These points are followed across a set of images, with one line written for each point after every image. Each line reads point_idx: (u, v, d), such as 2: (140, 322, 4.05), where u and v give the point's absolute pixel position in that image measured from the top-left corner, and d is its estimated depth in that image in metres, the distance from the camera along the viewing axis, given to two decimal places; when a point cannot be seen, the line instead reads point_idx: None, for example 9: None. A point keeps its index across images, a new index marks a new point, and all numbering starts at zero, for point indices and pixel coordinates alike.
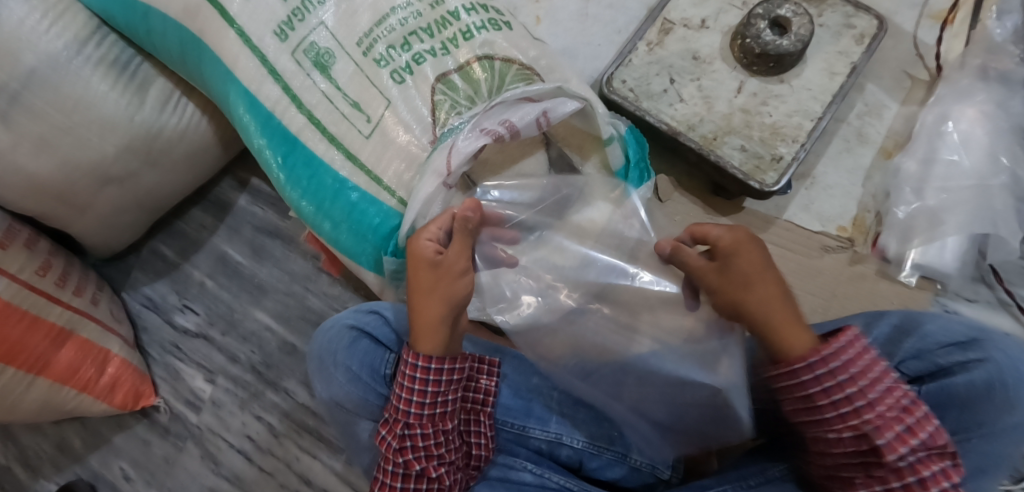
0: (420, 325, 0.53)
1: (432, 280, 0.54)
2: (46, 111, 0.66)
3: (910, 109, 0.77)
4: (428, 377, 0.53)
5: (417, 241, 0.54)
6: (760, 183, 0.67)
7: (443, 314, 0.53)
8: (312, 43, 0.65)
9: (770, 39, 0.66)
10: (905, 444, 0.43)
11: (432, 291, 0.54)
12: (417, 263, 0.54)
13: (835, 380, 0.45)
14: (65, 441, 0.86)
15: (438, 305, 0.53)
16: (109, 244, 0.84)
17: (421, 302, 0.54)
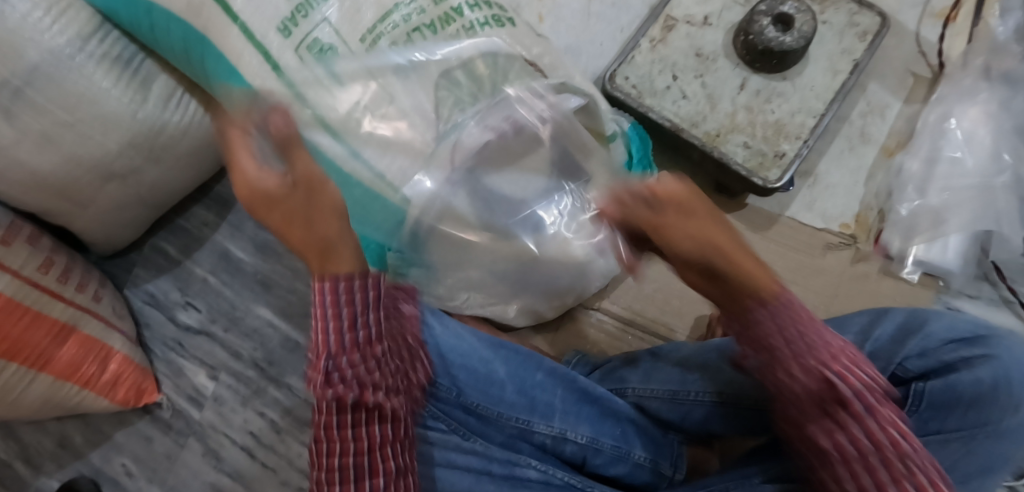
0: (315, 258, 0.43)
1: (295, 203, 0.43)
2: (49, 107, 0.66)
3: (913, 108, 0.77)
4: (343, 322, 0.42)
5: (255, 174, 0.43)
6: (764, 179, 0.67)
7: (322, 229, 0.43)
8: (315, 38, 0.64)
9: (774, 37, 0.65)
10: (875, 419, 0.40)
11: (315, 216, 0.43)
12: (266, 200, 0.43)
13: (789, 335, 0.42)
14: (66, 438, 0.86)
15: (336, 228, 0.44)
16: (110, 240, 0.84)
17: (304, 227, 0.43)
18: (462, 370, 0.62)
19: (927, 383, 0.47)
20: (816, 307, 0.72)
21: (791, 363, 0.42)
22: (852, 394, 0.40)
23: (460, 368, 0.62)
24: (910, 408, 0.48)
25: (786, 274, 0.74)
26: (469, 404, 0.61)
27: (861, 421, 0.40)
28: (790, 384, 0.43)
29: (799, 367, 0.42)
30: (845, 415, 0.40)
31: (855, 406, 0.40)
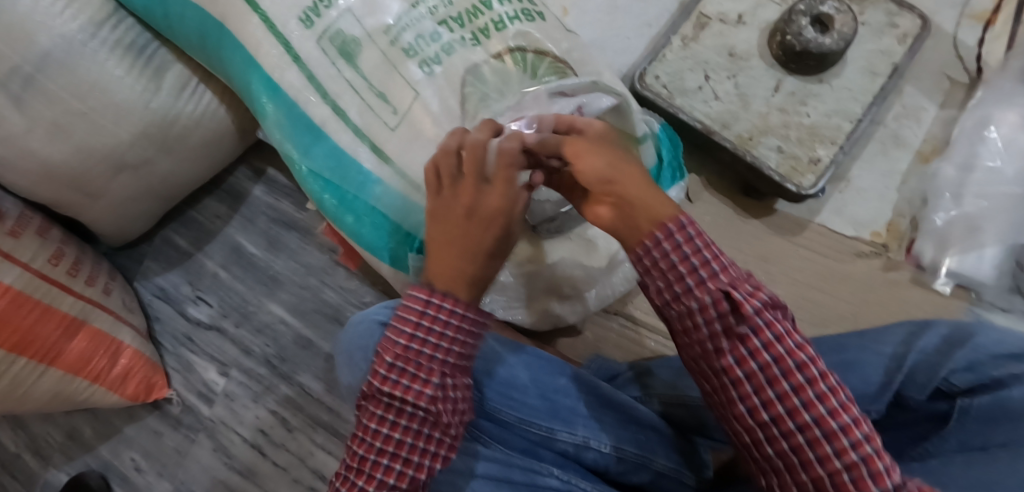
0: (442, 253, 0.48)
1: (480, 230, 0.47)
2: (60, 96, 0.64)
3: (949, 113, 0.74)
4: (440, 334, 0.46)
5: (502, 194, 0.47)
6: (797, 186, 0.65)
7: (484, 258, 0.48)
8: (338, 30, 0.62)
9: (812, 37, 0.63)
10: (782, 345, 0.38)
11: (478, 241, 0.48)
12: (481, 218, 0.47)
13: (681, 249, 0.40)
14: (75, 431, 0.85)
15: (488, 261, 0.48)
16: (121, 232, 0.82)
17: (460, 250, 0.48)
18: (484, 374, 0.61)
19: (973, 398, 0.44)
20: (844, 316, 0.71)
21: (677, 276, 0.40)
22: (747, 303, 0.37)
23: (481, 371, 0.61)
24: (954, 422, 0.45)
25: (816, 282, 0.72)
26: (491, 409, 0.59)
27: (760, 335, 0.38)
28: (676, 299, 0.40)
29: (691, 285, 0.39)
30: (736, 326, 0.38)
31: (754, 323, 0.38)
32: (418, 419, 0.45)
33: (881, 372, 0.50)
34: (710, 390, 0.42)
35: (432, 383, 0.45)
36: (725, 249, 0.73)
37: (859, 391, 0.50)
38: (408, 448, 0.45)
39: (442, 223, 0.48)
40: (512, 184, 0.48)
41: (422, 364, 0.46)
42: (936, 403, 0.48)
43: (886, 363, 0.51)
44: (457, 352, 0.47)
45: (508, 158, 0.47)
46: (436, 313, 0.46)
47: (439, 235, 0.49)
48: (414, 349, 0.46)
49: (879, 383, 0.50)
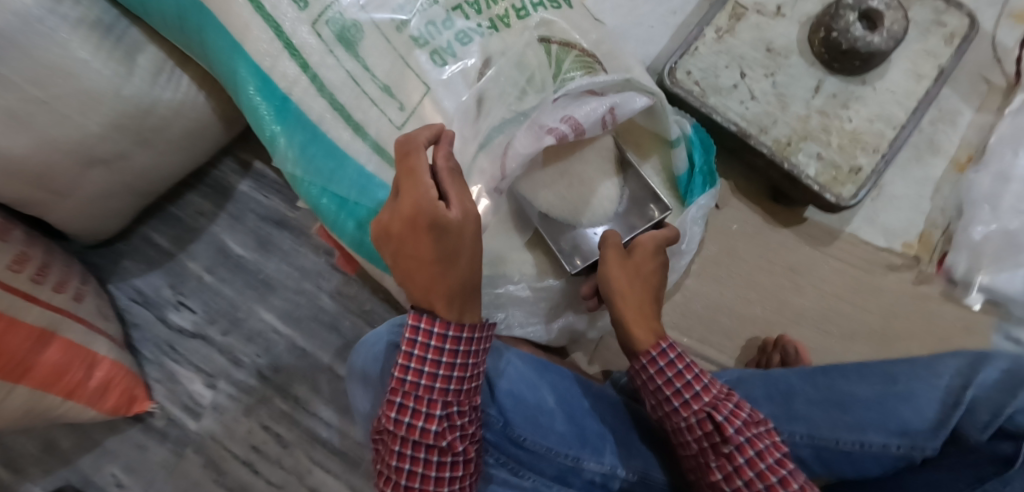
0: (410, 278, 0.44)
1: (411, 242, 0.42)
2: (17, 81, 0.55)
3: (985, 118, 0.70)
4: (434, 361, 0.44)
5: (410, 198, 0.42)
6: (836, 196, 0.60)
7: (433, 267, 0.43)
8: (337, 13, 0.56)
9: (860, 35, 0.58)
10: (764, 459, 0.43)
11: (416, 250, 0.42)
12: (398, 230, 0.43)
13: (668, 373, 0.48)
14: (51, 443, 0.79)
15: (446, 267, 0.43)
16: (93, 231, 0.75)
17: (411, 265, 0.43)
18: (509, 397, 0.56)
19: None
20: (873, 330, 0.68)
21: (670, 397, 0.47)
22: (727, 424, 0.44)
23: (507, 395, 0.56)
24: None
25: (846, 295, 0.69)
26: (515, 435, 0.54)
27: (743, 451, 0.44)
28: (672, 415, 0.48)
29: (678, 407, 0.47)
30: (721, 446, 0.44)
31: (734, 441, 0.44)
32: (431, 450, 0.44)
33: (936, 408, 0.48)
34: (702, 486, 0.48)
35: (437, 414, 0.44)
36: (754, 258, 0.69)
37: (913, 425, 0.48)
38: (432, 480, 0.44)
39: (387, 243, 0.44)
40: (418, 179, 0.42)
41: (421, 395, 0.44)
42: (998, 444, 0.44)
43: (942, 396, 0.48)
44: (459, 376, 0.45)
45: (416, 158, 0.42)
46: (427, 342, 0.44)
47: (396, 260, 0.45)
48: (412, 384, 0.44)
49: (934, 420, 0.48)
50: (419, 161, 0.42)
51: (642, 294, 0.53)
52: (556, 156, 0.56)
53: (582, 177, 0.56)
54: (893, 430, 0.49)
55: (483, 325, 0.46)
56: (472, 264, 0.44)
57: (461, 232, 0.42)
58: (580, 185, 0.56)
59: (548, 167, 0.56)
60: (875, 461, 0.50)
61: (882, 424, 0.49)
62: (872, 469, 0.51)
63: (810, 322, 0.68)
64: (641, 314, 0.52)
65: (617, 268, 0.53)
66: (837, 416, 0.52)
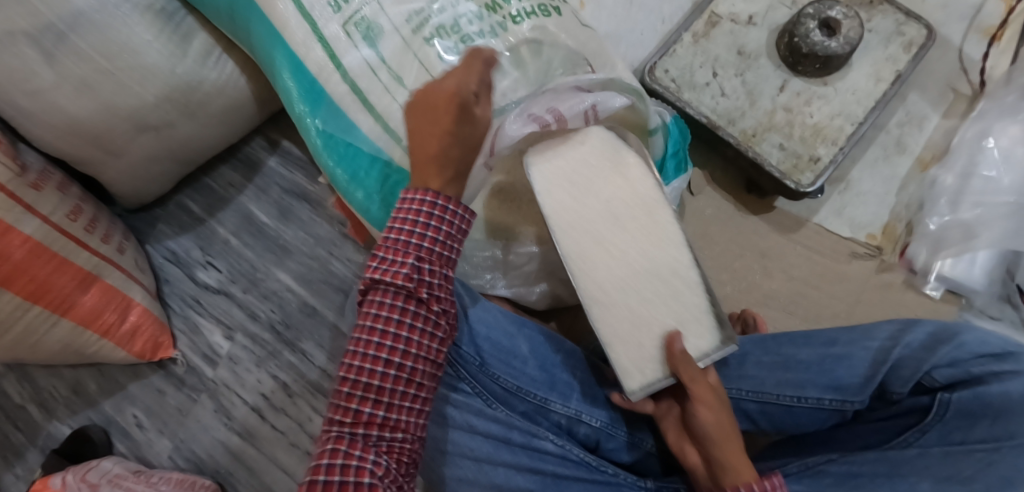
0: (417, 155, 0.49)
1: (437, 115, 0.49)
2: (89, 53, 0.65)
3: (950, 122, 0.76)
4: (413, 221, 0.47)
5: (456, 81, 0.49)
6: (797, 182, 0.66)
7: (444, 140, 0.49)
8: (363, 15, 0.64)
9: (819, 40, 0.65)
10: None
11: (434, 118, 0.49)
12: (433, 103, 0.50)
13: None
14: (81, 385, 0.87)
15: (452, 140, 0.49)
16: (137, 194, 0.84)
17: (424, 135, 0.49)
18: (487, 341, 0.60)
19: (954, 393, 0.47)
20: (838, 313, 0.72)
21: None
22: None
23: (484, 339, 0.60)
24: (936, 417, 0.47)
25: (812, 280, 0.74)
26: (491, 373, 0.60)
27: None
28: None
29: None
30: None
31: None
32: (402, 298, 0.46)
33: (867, 366, 0.53)
34: None
35: (409, 264, 0.46)
36: (725, 242, 0.76)
37: (845, 381, 0.54)
38: (401, 328, 0.46)
39: (418, 119, 0.50)
40: (470, 72, 0.50)
41: (399, 248, 0.47)
42: (918, 398, 0.50)
43: (873, 356, 0.53)
44: (436, 237, 0.48)
45: (479, 62, 0.50)
46: (414, 204, 0.47)
47: (414, 134, 0.50)
48: (396, 241, 0.47)
49: (863, 376, 0.53)
50: (481, 66, 0.50)
51: (725, 414, 0.49)
52: (586, 191, 0.57)
53: (660, 292, 0.54)
54: (827, 385, 0.54)
55: (467, 214, 0.50)
56: (469, 152, 0.50)
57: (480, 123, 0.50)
58: (659, 305, 0.53)
59: (587, 214, 0.56)
60: (810, 415, 0.56)
61: (818, 380, 0.55)
62: (809, 424, 0.57)
63: (777, 302, 0.73)
64: (739, 456, 0.47)
65: (702, 384, 0.49)
66: (780, 374, 0.57)
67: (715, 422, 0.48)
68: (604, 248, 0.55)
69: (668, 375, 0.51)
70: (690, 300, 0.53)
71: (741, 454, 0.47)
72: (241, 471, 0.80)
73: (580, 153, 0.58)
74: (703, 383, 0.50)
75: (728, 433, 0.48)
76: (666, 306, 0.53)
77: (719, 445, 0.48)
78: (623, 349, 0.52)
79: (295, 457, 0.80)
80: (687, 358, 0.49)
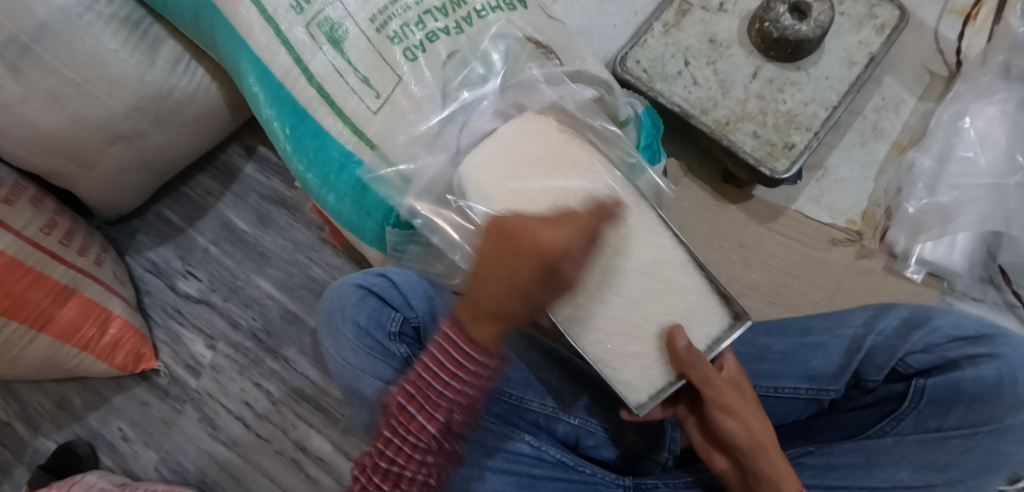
0: (481, 309, 0.41)
1: (517, 269, 0.40)
2: (55, 65, 0.65)
3: (927, 105, 0.75)
4: (454, 366, 0.43)
5: (552, 238, 0.41)
6: (772, 170, 0.66)
7: (520, 295, 0.40)
8: (327, 16, 0.63)
9: (789, 24, 0.64)
10: None
11: (512, 263, 0.40)
12: (520, 249, 0.41)
13: None
14: (66, 400, 0.86)
15: (519, 297, 0.40)
16: (114, 206, 0.84)
17: (497, 281, 0.41)
18: None
19: (928, 379, 0.47)
20: (819, 301, 0.72)
21: None
22: None
23: None
24: (911, 403, 0.47)
25: (791, 268, 0.74)
26: None
27: None
28: None
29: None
30: None
31: None
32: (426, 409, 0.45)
33: (841, 354, 0.53)
34: None
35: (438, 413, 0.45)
36: (703, 233, 0.75)
37: (819, 371, 0.53)
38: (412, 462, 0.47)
39: (491, 261, 0.42)
40: (570, 235, 0.42)
41: (435, 390, 0.45)
42: (893, 385, 0.50)
43: (847, 344, 0.53)
44: (468, 387, 0.44)
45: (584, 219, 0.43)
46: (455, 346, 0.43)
47: (487, 267, 0.42)
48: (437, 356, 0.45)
49: (838, 365, 0.53)
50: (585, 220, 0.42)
51: (757, 417, 0.45)
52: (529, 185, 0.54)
53: (647, 288, 0.46)
54: (802, 375, 0.54)
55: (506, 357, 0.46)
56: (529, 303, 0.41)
57: (561, 284, 0.42)
58: (649, 302, 0.46)
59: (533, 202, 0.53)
60: (789, 406, 0.56)
61: (793, 370, 0.54)
62: (786, 415, 0.56)
63: (757, 293, 0.73)
64: (780, 462, 0.43)
65: (721, 386, 0.45)
66: (755, 365, 0.56)
67: (745, 430, 0.44)
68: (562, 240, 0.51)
69: (676, 378, 0.45)
70: (685, 286, 0.46)
71: (783, 461, 0.43)
72: (227, 481, 0.80)
73: (522, 147, 0.57)
74: (724, 385, 0.45)
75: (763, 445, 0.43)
76: (660, 303, 0.46)
77: (761, 458, 0.43)
78: (622, 365, 0.47)
79: (280, 465, 0.79)
80: (693, 355, 0.43)
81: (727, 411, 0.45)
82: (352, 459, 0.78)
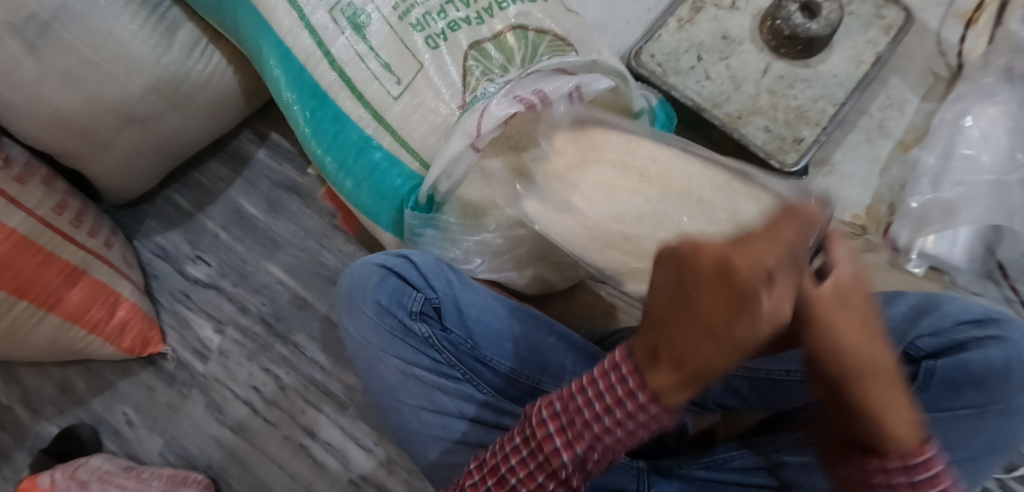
0: (658, 353, 0.31)
1: (707, 299, 0.29)
2: (73, 44, 0.65)
3: (930, 105, 0.78)
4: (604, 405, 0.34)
5: (757, 250, 0.29)
6: (780, 162, 0.68)
7: (697, 333, 0.29)
8: (350, 2, 0.64)
9: (800, 23, 0.66)
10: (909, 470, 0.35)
11: (697, 299, 0.29)
12: (702, 268, 0.29)
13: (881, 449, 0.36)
14: (68, 384, 0.85)
15: (711, 345, 0.29)
16: (124, 189, 0.84)
17: (673, 320, 0.31)
18: (478, 324, 0.60)
19: (937, 361, 0.48)
20: None
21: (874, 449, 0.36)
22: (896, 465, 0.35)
23: (475, 322, 0.60)
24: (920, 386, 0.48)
25: None
26: (482, 356, 0.60)
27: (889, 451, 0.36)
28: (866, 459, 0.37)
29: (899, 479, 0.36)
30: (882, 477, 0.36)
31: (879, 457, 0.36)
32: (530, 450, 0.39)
33: None
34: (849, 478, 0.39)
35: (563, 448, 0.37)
36: None
37: None
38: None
39: (662, 294, 0.32)
40: (776, 240, 0.29)
41: (570, 421, 0.37)
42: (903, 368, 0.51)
43: None
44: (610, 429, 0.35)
45: (783, 211, 0.32)
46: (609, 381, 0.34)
47: (655, 305, 0.32)
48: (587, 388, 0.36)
49: None
50: (773, 222, 0.30)
51: (872, 324, 0.36)
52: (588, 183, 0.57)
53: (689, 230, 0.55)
54: None
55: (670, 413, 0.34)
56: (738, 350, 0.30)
57: (769, 315, 0.29)
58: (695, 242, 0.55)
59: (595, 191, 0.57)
60: (800, 389, 0.57)
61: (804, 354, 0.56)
62: (796, 398, 0.58)
63: None
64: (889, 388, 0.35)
65: (828, 298, 0.35)
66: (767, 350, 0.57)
67: (854, 347, 0.35)
68: (617, 218, 0.56)
69: None
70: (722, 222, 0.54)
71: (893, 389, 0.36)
72: (234, 466, 0.80)
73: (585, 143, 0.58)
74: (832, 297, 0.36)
75: (869, 359, 0.35)
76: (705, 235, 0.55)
77: (865, 384, 0.35)
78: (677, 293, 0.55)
79: (288, 450, 0.79)
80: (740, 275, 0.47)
81: (829, 328, 0.35)
82: (360, 445, 0.79)
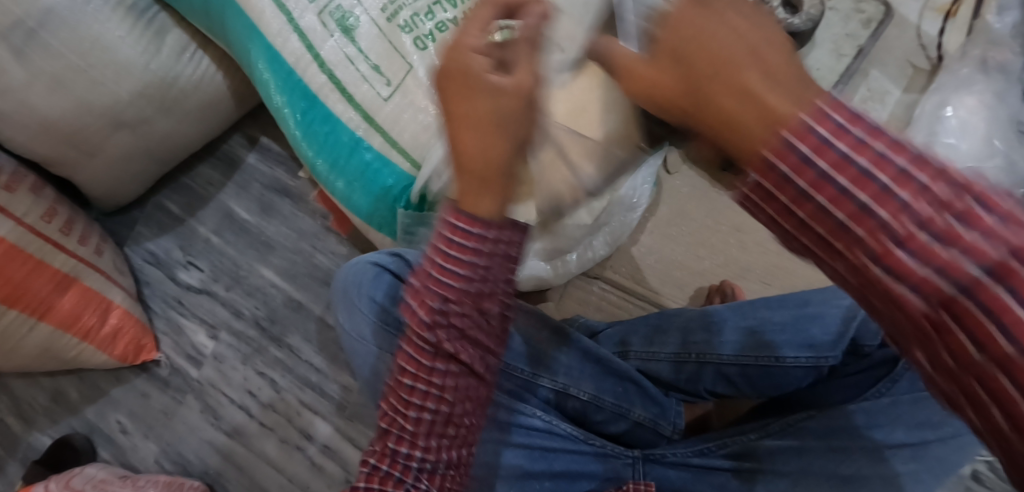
0: (468, 166, 0.35)
1: (470, 101, 0.34)
2: (61, 50, 0.65)
3: (911, 96, 0.79)
4: (445, 256, 0.37)
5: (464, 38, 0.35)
6: None
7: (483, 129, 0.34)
8: (338, 5, 0.65)
9: (783, 19, 0.66)
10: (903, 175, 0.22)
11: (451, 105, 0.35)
12: (447, 79, 0.35)
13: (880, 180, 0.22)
14: (60, 394, 0.85)
15: (493, 131, 0.34)
16: (114, 195, 0.83)
17: (463, 130, 0.35)
18: None
19: None
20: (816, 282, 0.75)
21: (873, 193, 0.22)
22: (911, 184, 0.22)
23: None
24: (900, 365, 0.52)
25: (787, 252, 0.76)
26: None
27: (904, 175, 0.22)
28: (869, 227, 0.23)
29: (888, 265, 0.22)
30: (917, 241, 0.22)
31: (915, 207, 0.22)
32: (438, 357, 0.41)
33: (839, 323, 0.57)
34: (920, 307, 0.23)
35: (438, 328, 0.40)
36: (702, 219, 0.78)
37: (819, 339, 0.56)
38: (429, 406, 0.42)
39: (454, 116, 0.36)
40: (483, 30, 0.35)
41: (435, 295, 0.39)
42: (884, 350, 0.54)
43: (843, 313, 0.57)
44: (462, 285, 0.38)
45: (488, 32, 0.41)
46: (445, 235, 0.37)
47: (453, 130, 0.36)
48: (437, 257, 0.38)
49: (836, 333, 0.56)
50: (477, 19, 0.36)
51: (716, 43, 0.24)
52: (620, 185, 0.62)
53: None
54: (802, 344, 0.57)
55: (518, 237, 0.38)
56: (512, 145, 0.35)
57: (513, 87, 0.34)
58: None
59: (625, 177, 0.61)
60: (791, 376, 0.57)
61: (793, 339, 0.57)
62: (790, 385, 0.58)
63: (754, 274, 0.76)
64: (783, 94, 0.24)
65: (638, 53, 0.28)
66: (758, 336, 0.59)
67: (705, 66, 0.24)
68: None
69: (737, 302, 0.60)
70: None
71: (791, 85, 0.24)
72: (231, 470, 0.79)
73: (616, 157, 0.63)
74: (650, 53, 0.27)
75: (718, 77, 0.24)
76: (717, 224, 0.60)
77: (734, 105, 0.24)
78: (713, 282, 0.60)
79: (285, 453, 0.79)
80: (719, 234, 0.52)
81: (678, 64, 0.25)
82: (357, 446, 0.78)
